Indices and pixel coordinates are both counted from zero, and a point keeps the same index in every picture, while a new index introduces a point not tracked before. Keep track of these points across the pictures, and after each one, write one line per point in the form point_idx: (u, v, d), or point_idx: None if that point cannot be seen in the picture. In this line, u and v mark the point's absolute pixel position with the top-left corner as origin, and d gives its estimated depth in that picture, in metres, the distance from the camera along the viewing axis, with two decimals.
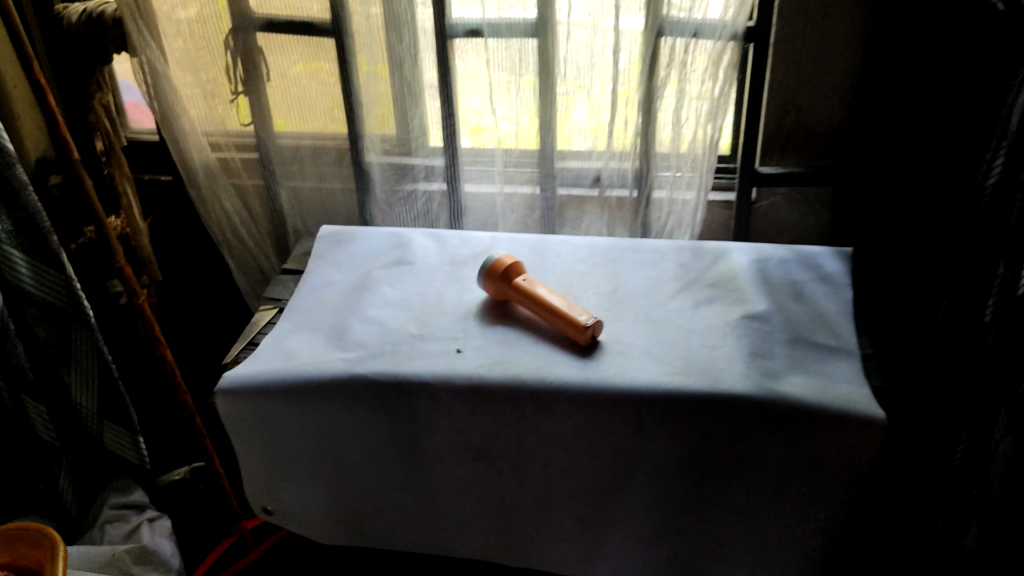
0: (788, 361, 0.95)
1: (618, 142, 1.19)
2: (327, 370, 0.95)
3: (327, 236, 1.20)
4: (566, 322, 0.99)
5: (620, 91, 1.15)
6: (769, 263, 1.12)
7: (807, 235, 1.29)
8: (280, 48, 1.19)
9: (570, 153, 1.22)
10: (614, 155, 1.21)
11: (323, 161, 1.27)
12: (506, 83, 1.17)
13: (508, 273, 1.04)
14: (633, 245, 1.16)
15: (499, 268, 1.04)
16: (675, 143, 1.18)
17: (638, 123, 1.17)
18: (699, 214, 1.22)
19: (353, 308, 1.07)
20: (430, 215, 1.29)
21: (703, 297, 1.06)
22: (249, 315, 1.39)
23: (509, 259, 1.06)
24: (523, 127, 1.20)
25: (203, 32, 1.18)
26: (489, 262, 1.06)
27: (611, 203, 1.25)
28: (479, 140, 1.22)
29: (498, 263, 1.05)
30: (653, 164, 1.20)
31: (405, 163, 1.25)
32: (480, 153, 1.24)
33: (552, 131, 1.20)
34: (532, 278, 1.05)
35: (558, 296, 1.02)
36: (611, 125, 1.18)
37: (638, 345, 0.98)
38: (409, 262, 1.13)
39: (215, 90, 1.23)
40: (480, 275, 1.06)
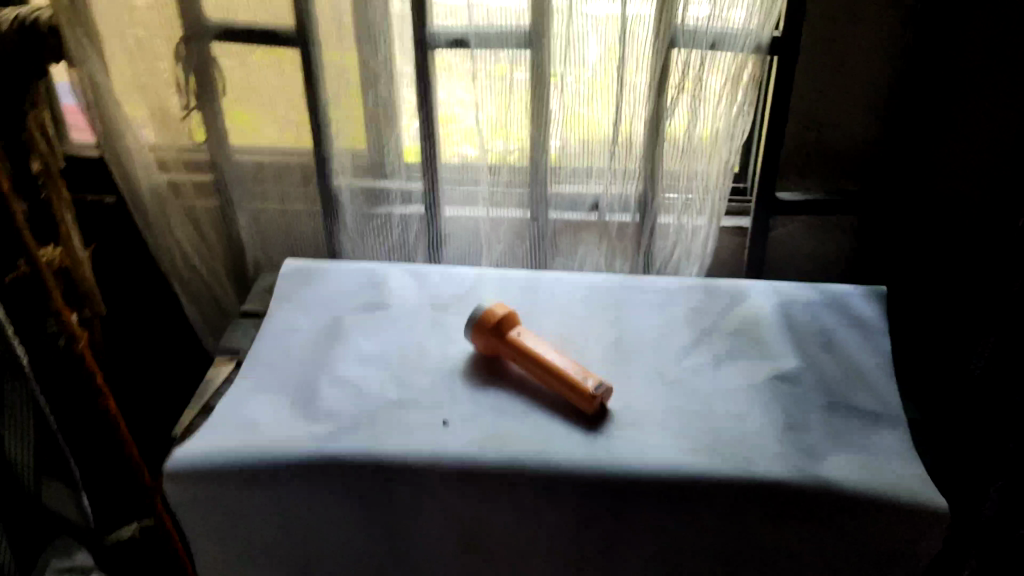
0: (835, 436, 0.84)
1: (621, 160, 1.03)
2: (294, 447, 0.82)
3: (291, 274, 1.05)
4: (572, 387, 0.86)
5: (602, 74, 0.98)
6: (794, 306, 0.99)
7: (822, 267, 1.15)
8: (236, 59, 1.03)
9: (564, 171, 1.05)
10: (611, 171, 1.04)
11: (287, 183, 1.12)
12: (489, 76, 1.00)
13: (501, 325, 0.91)
14: (638, 285, 1.02)
15: (490, 319, 0.91)
16: (686, 155, 1.02)
17: (647, 122, 1.01)
18: (709, 245, 1.07)
19: (322, 367, 0.92)
20: (406, 245, 1.14)
21: (723, 351, 0.94)
22: (208, 359, 1.24)
23: (502, 308, 0.92)
24: (508, 121, 1.02)
25: (150, 41, 1.02)
26: (478, 312, 0.92)
27: (611, 232, 1.09)
28: (445, 131, 1.05)
29: (489, 313, 0.91)
30: (658, 183, 1.04)
31: (379, 187, 1.10)
32: (462, 165, 1.07)
33: (543, 132, 1.02)
34: (529, 331, 0.92)
35: (561, 354, 0.89)
36: (618, 118, 1.01)
37: (654, 416, 0.86)
38: (385, 306, 0.99)
39: (165, 107, 1.07)
40: (467, 327, 0.92)
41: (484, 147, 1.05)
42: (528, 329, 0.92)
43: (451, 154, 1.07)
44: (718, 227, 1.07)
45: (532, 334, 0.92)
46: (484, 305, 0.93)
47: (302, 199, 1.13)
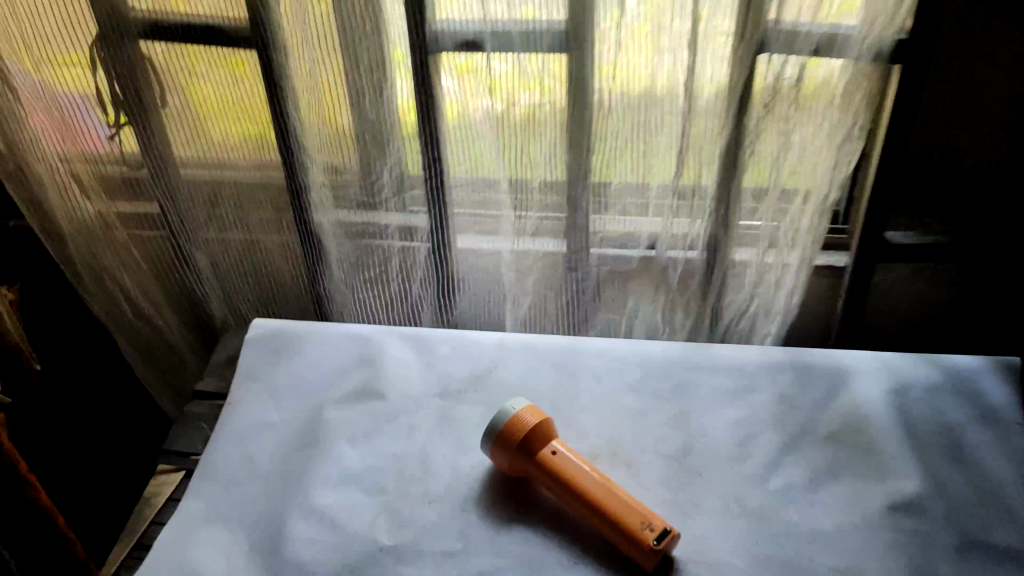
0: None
1: (693, 173, 0.75)
2: None
3: (262, 342, 0.83)
4: (627, 534, 0.64)
5: (649, 32, 0.69)
6: (909, 396, 0.75)
7: (930, 324, 0.86)
8: (172, 67, 0.78)
9: (614, 190, 0.78)
10: (679, 189, 0.76)
11: (252, 209, 0.87)
12: (510, 88, 0.73)
13: (532, 439, 0.68)
14: (711, 363, 0.78)
15: (518, 431, 0.68)
16: (773, 184, 0.76)
17: (724, 135, 0.73)
18: (795, 297, 0.81)
19: (295, 490, 0.71)
20: (410, 300, 0.89)
21: (821, 465, 0.71)
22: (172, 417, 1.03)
23: (533, 413, 0.69)
24: (538, 122, 0.74)
25: (58, 44, 0.77)
26: (501, 419, 0.69)
27: (671, 287, 0.83)
28: (450, 137, 0.77)
29: (516, 421, 0.69)
30: (736, 207, 0.77)
31: (369, 222, 0.84)
32: (480, 177, 0.80)
33: (584, 148, 0.75)
34: (568, 447, 0.70)
35: (612, 484, 0.67)
36: (683, 131, 0.73)
37: (735, 569, 0.64)
38: (381, 397, 0.77)
39: (82, 126, 0.82)
40: (485, 438, 0.69)
41: (508, 97, 0.73)
42: (565, 444, 0.70)
43: (463, 168, 0.79)
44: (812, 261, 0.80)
45: (571, 452, 0.69)
46: (512, 405, 0.70)
47: (271, 230, 0.88)
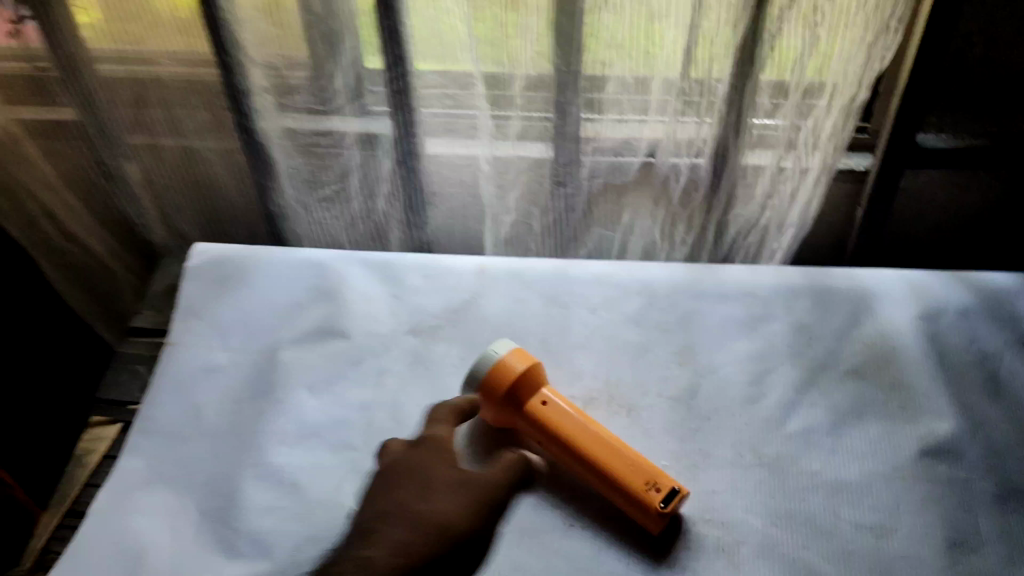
0: (1014, 545, 0.54)
1: (704, 64, 0.64)
2: None
3: (207, 271, 0.73)
4: (630, 496, 0.55)
5: None
6: (938, 321, 0.67)
7: (962, 227, 0.78)
8: None
9: (609, 91, 0.66)
10: (685, 87, 0.65)
11: (182, 111, 0.75)
12: None
13: (517, 388, 0.59)
14: (717, 289, 0.70)
15: (502, 380, 0.59)
16: (795, 82, 0.64)
17: (741, 25, 0.61)
18: (812, 210, 0.72)
19: (250, 447, 0.62)
20: (375, 217, 0.78)
21: (843, 404, 0.62)
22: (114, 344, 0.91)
23: (518, 358, 0.60)
24: (516, 13, 0.62)
25: None
26: (481, 365, 0.60)
27: (673, 200, 0.73)
28: (413, 30, 0.65)
29: (499, 368, 0.59)
30: (749, 108, 0.66)
31: (320, 129, 0.72)
32: (452, 74, 0.68)
33: (575, 44, 0.63)
34: (559, 395, 0.60)
35: (614, 437, 0.58)
36: (694, 27, 0.61)
37: (753, 530, 0.56)
38: (343, 335, 0.68)
39: None
40: (465, 386, 0.61)
41: None
42: (556, 392, 0.61)
43: (429, 58, 0.67)
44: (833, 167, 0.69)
45: (563, 401, 0.60)
46: (494, 348, 0.61)
47: (207, 135, 0.76)
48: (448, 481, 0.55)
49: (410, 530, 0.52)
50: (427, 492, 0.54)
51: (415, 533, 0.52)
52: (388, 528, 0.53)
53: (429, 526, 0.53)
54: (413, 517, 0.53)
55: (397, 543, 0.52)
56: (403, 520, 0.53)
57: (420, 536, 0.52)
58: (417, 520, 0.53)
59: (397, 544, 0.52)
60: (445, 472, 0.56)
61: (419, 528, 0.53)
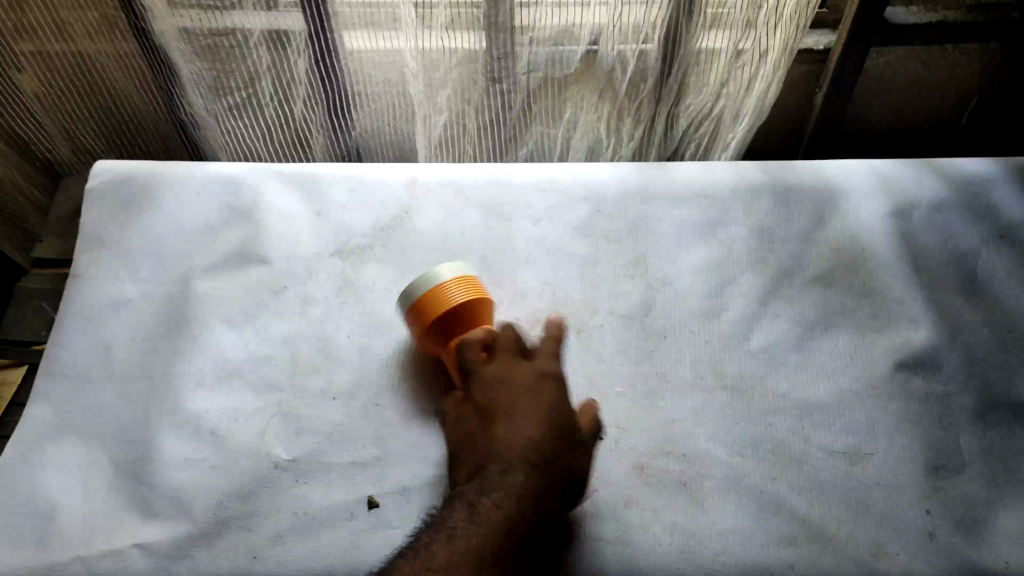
0: (997, 463, 0.51)
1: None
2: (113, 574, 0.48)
3: (108, 194, 0.65)
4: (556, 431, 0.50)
5: None
6: (911, 218, 0.61)
7: (928, 99, 0.72)
8: None
9: None
10: None
11: (68, 13, 0.65)
12: None
13: (455, 318, 0.53)
14: (671, 190, 0.64)
15: (439, 308, 0.52)
16: None
17: None
18: (769, 98, 0.65)
19: (163, 391, 0.56)
20: (294, 120, 0.71)
21: (809, 313, 0.58)
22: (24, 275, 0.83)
23: (463, 290, 0.53)
24: None
25: None
26: (420, 288, 0.53)
27: (619, 92, 0.66)
28: None
29: (438, 294, 0.53)
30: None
31: (221, 29, 0.63)
32: None
33: None
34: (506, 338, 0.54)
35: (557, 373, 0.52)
36: None
37: (715, 461, 0.52)
38: (263, 261, 0.61)
39: None
40: (403, 304, 0.54)
41: None
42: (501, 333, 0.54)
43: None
44: (796, 49, 0.63)
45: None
46: (440, 273, 0.54)
47: (98, 36, 0.67)
48: (553, 412, 0.47)
49: (521, 473, 0.44)
50: (530, 425, 0.46)
51: (516, 503, 0.43)
52: (507, 471, 0.44)
53: (527, 493, 0.43)
54: (525, 454, 0.45)
55: (511, 486, 0.44)
56: (519, 488, 0.44)
57: (519, 509, 0.43)
58: (531, 454, 0.45)
59: (506, 493, 0.43)
60: (542, 402, 0.47)
61: (530, 470, 0.44)
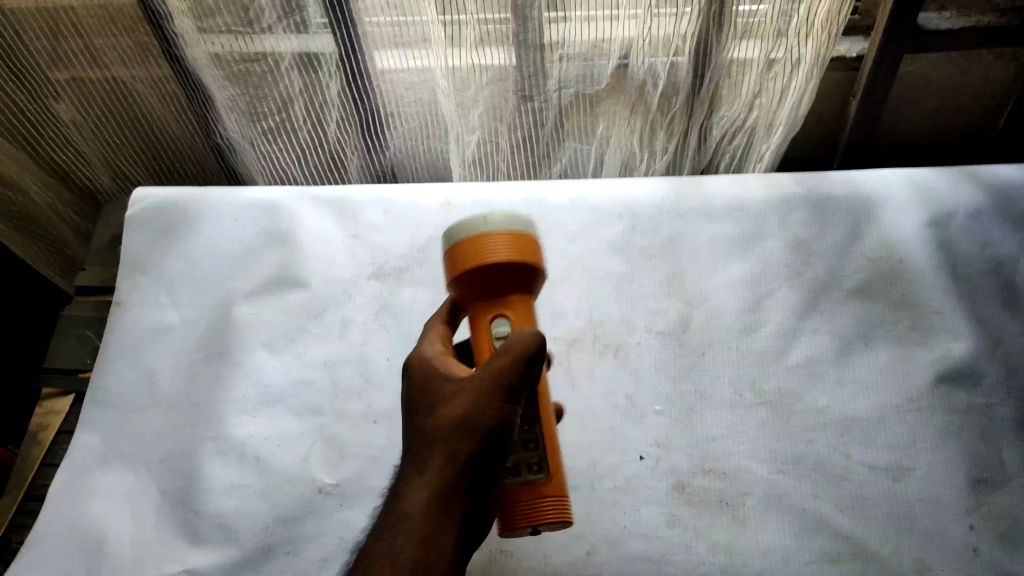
0: None
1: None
2: None
3: (145, 219, 0.67)
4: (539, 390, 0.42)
5: None
6: (949, 227, 0.61)
7: (963, 102, 0.71)
8: None
9: None
10: None
11: (102, 41, 0.66)
12: None
13: (487, 277, 0.41)
14: (705, 203, 0.64)
15: (474, 258, 0.41)
16: None
17: None
18: (803, 106, 0.65)
19: (207, 418, 0.57)
20: (327, 142, 0.72)
21: (848, 327, 0.57)
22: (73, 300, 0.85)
23: (510, 247, 0.41)
24: None
25: None
26: (464, 230, 0.42)
27: (650, 105, 0.66)
28: None
29: (480, 243, 0.41)
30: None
31: (251, 53, 0.64)
32: None
33: None
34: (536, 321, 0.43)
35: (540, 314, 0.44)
36: None
37: (756, 478, 0.52)
38: (301, 284, 0.62)
39: None
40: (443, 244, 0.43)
41: None
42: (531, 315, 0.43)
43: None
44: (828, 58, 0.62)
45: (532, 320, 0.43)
46: (488, 223, 0.42)
47: (131, 61, 0.68)
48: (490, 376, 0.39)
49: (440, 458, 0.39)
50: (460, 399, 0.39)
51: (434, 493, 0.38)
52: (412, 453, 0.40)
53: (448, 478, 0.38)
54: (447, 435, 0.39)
55: (428, 481, 0.39)
56: (425, 478, 0.39)
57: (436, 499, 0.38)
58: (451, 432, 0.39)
59: (426, 484, 0.39)
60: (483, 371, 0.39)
61: (429, 449, 0.39)
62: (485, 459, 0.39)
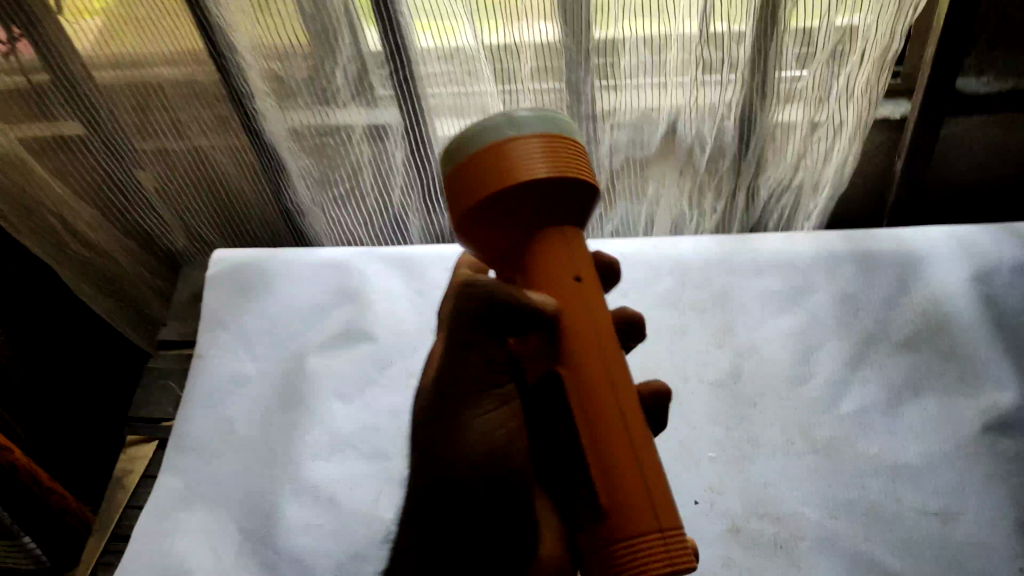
0: None
1: (722, 22, 0.59)
2: None
3: (225, 278, 0.72)
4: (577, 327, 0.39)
5: None
6: (992, 281, 0.63)
7: (1009, 161, 0.74)
8: None
9: (624, 64, 0.63)
10: (705, 49, 0.61)
11: (187, 115, 0.72)
12: None
13: (512, 196, 0.39)
14: (752, 259, 0.67)
15: (494, 174, 0.39)
16: (823, 40, 0.60)
17: None
18: (847, 169, 0.67)
19: (282, 463, 0.60)
20: (392, 206, 0.77)
21: (895, 377, 0.59)
22: (152, 355, 0.91)
23: (538, 158, 0.39)
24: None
25: None
26: (479, 145, 0.40)
27: (698, 168, 0.70)
28: (415, 17, 0.61)
29: (499, 156, 0.39)
30: (775, 63, 0.61)
31: (324, 124, 0.69)
32: (456, 58, 0.64)
33: (582, 25, 0.60)
34: (569, 268, 0.41)
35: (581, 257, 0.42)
36: None
37: (808, 521, 0.53)
38: (370, 338, 0.66)
39: None
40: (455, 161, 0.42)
41: None
42: (562, 256, 0.41)
43: (424, 26, 0.61)
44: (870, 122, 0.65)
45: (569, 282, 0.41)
46: (508, 128, 0.40)
47: (212, 133, 0.74)
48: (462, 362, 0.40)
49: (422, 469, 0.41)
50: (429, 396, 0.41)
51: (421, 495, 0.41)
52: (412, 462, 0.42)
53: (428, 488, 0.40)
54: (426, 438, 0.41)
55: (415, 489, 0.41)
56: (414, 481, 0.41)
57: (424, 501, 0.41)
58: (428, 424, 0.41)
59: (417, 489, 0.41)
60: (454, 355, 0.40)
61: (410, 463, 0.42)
62: (477, 515, 0.40)
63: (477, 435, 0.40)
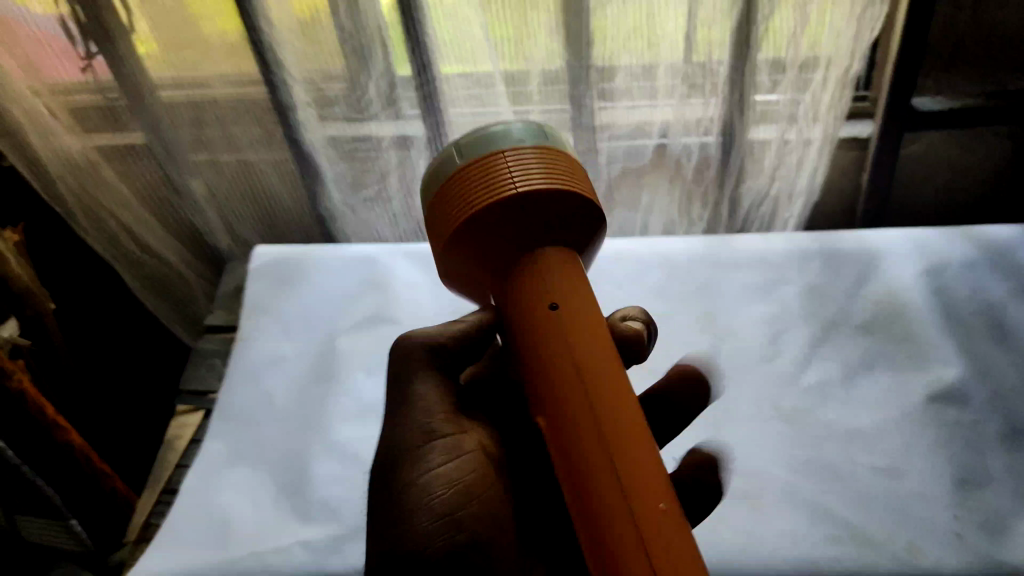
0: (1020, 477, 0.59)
1: (704, 46, 0.68)
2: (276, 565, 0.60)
3: (265, 272, 0.81)
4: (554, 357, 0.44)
5: None
6: (943, 276, 0.71)
7: (970, 177, 0.82)
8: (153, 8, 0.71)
9: (619, 84, 0.72)
10: (689, 70, 0.70)
11: (236, 128, 0.82)
12: None
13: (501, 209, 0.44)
14: (732, 257, 0.76)
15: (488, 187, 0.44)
16: (791, 63, 0.69)
17: (736, 13, 0.66)
18: (818, 179, 0.76)
19: (316, 428, 0.69)
20: (415, 211, 0.86)
21: (855, 358, 0.67)
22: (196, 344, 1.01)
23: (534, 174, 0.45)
24: (529, 23, 0.68)
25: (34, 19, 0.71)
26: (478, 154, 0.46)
27: (687, 178, 0.79)
28: (439, 39, 0.71)
29: (491, 171, 0.45)
30: (751, 85, 0.70)
31: (357, 134, 0.79)
32: (473, 76, 0.73)
33: (583, 48, 0.69)
34: (547, 300, 0.45)
35: (572, 297, 0.46)
36: (692, 13, 0.66)
37: (773, 478, 0.61)
38: (394, 321, 0.75)
39: (65, 83, 0.76)
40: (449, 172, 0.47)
41: None
42: (546, 285, 0.46)
43: (453, 62, 0.72)
44: (837, 137, 0.74)
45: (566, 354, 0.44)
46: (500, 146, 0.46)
47: (260, 148, 0.83)
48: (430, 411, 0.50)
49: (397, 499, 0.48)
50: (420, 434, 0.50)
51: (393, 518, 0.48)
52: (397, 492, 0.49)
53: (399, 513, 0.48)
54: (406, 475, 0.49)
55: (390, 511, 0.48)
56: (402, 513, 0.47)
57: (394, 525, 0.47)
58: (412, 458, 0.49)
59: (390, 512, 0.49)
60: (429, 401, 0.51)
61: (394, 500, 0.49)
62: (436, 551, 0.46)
63: (427, 485, 0.48)
